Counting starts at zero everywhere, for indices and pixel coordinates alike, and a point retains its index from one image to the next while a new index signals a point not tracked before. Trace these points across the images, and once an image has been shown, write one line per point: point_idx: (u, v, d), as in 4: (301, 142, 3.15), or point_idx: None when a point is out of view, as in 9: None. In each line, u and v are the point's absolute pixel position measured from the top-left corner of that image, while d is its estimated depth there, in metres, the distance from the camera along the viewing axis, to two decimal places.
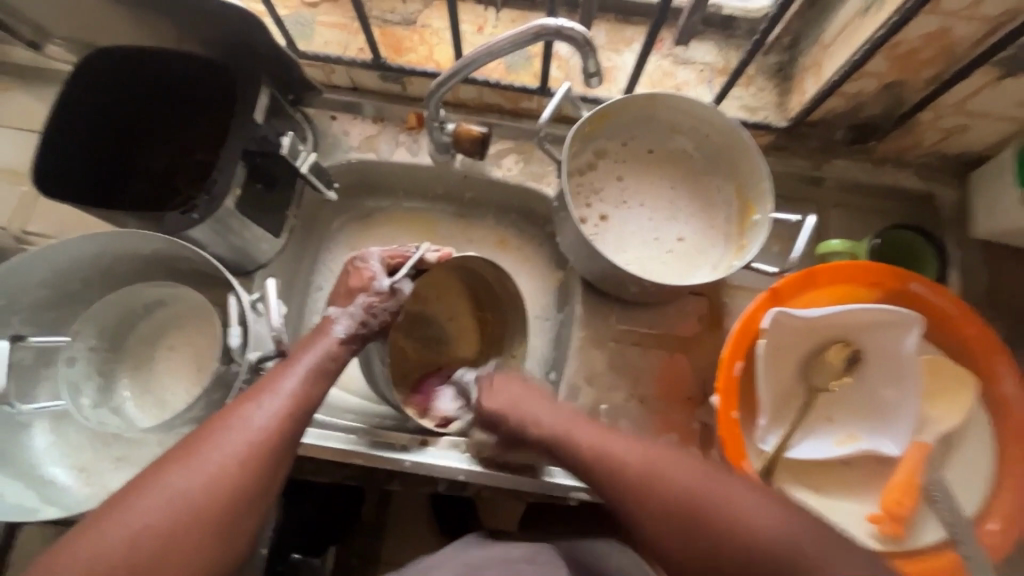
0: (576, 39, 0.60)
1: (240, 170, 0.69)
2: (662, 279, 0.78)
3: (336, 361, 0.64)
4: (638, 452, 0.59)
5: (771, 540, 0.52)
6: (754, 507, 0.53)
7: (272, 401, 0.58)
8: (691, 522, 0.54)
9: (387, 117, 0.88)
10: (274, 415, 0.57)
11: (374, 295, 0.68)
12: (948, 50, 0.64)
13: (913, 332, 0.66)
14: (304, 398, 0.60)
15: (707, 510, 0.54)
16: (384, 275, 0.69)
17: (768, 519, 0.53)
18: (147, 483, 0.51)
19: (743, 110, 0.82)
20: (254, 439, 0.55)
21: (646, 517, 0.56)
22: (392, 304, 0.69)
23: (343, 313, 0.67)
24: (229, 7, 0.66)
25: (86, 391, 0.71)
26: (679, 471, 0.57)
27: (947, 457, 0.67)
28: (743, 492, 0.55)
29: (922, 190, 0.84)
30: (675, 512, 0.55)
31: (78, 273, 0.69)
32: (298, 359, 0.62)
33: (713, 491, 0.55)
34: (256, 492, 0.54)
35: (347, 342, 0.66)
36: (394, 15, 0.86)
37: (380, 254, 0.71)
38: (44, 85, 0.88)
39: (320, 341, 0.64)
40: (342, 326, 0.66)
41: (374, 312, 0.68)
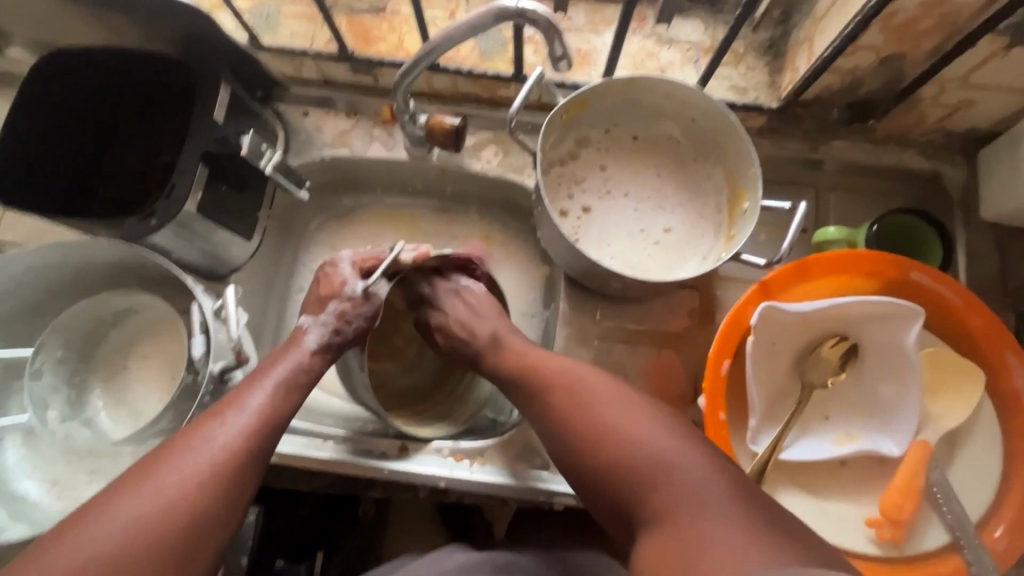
0: (539, 22, 0.56)
1: (201, 172, 0.66)
2: (647, 273, 0.75)
3: (306, 373, 0.63)
4: (575, 366, 0.61)
5: (647, 461, 0.51)
6: (649, 431, 0.53)
7: (240, 415, 0.55)
8: (584, 429, 0.56)
9: (360, 111, 0.84)
10: (243, 430, 0.54)
11: (346, 300, 0.67)
12: (950, 18, 0.59)
13: (915, 323, 0.61)
14: (275, 413, 0.57)
15: (609, 422, 0.55)
16: (356, 278, 0.68)
17: (654, 438, 0.52)
18: (93, 513, 0.46)
19: (732, 91, 0.77)
20: (221, 456, 0.52)
21: (559, 411, 0.58)
22: (368, 308, 0.68)
23: (316, 322, 0.66)
24: (179, 1, 0.63)
25: (54, 405, 0.68)
26: (605, 390, 0.58)
27: (950, 456, 0.64)
28: (645, 423, 0.54)
29: (926, 170, 0.78)
30: (585, 420, 0.56)
31: (41, 284, 0.68)
32: (266, 374, 0.60)
33: (618, 416, 0.55)
34: (221, 514, 0.50)
35: (320, 352, 0.64)
36: (362, 3, 0.82)
37: (351, 258, 0.70)
38: (9, 90, 0.86)
39: (290, 354, 0.63)
40: (315, 335, 0.65)
41: (349, 319, 0.67)
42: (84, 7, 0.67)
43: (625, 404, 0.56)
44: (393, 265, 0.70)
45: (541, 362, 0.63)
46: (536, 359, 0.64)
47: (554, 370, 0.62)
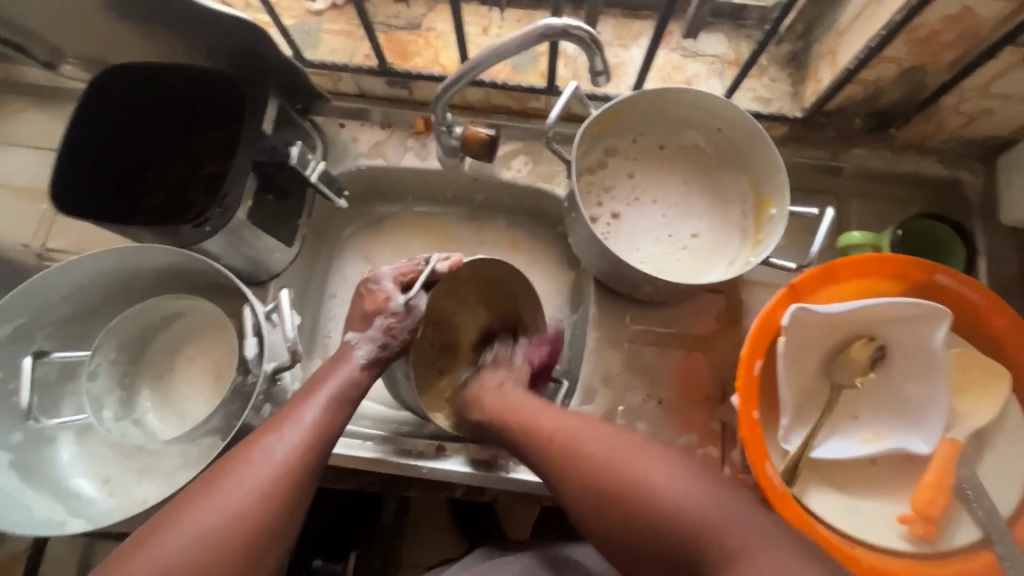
0: (580, 36, 0.59)
1: (250, 182, 0.69)
2: (677, 277, 0.77)
3: (353, 390, 0.64)
4: (574, 424, 0.61)
5: (684, 513, 0.50)
6: (679, 484, 0.52)
7: (295, 429, 0.58)
8: (615, 489, 0.54)
9: (394, 122, 0.87)
10: (296, 445, 0.56)
11: (393, 316, 0.68)
12: (971, 31, 0.62)
13: (943, 325, 0.63)
14: (324, 427, 0.59)
15: (633, 477, 0.53)
16: (399, 292, 0.69)
17: (688, 493, 0.51)
18: (167, 526, 0.49)
19: (756, 102, 0.80)
20: (276, 470, 0.54)
21: (579, 473, 0.56)
22: (411, 323, 0.69)
23: (363, 337, 0.68)
24: (235, 21, 0.66)
25: (108, 405, 0.71)
26: (614, 446, 0.57)
27: (978, 454, 0.65)
28: (669, 470, 0.53)
29: (945, 177, 0.81)
30: (607, 484, 0.54)
31: (98, 289, 0.71)
32: (317, 391, 0.62)
33: (647, 466, 0.54)
34: (280, 528, 0.53)
35: (368, 367, 0.66)
36: (399, 20, 0.86)
37: (392, 274, 0.71)
38: (60, 105, 0.91)
39: (339, 370, 0.65)
40: (364, 350, 0.67)
41: (395, 333, 0.68)
42: (143, 26, 0.71)
43: (640, 451, 0.56)
44: (431, 277, 0.71)
45: (540, 416, 0.64)
46: (536, 420, 0.64)
47: (556, 431, 0.61)
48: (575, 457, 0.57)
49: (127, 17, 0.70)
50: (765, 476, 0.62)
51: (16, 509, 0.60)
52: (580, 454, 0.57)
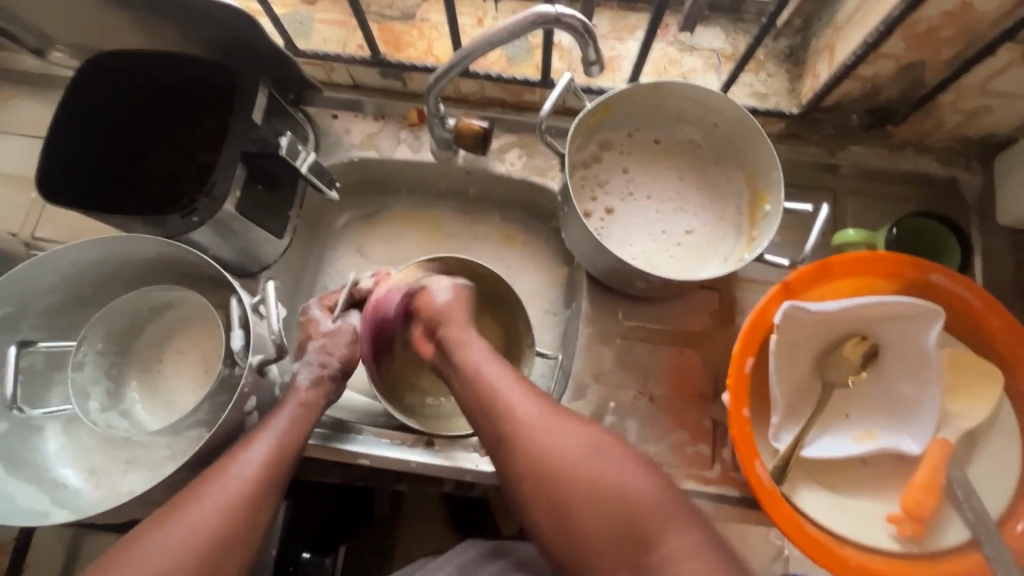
0: (574, 26, 0.58)
1: (239, 172, 0.68)
2: (670, 273, 0.76)
3: (313, 409, 0.66)
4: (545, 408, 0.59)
5: (642, 510, 0.52)
6: (636, 481, 0.54)
7: (253, 450, 0.59)
8: (584, 486, 0.54)
9: (387, 114, 0.87)
10: (259, 463, 0.58)
11: (325, 336, 0.72)
12: (970, 27, 0.61)
13: (936, 324, 0.62)
14: (285, 445, 0.61)
15: (602, 479, 0.54)
16: (328, 317, 0.74)
17: (637, 489, 0.54)
18: (130, 549, 0.50)
19: (753, 97, 0.79)
20: (242, 487, 0.56)
21: (551, 457, 0.56)
22: (345, 336, 0.72)
23: (301, 364, 0.69)
24: (223, 9, 0.65)
25: (94, 395, 0.70)
26: (588, 444, 0.56)
27: (969, 454, 0.65)
28: (630, 469, 0.55)
29: (942, 176, 0.80)
30: (576, 483, 0.54)
31: (86, 279, 0.70)
32: (273, 415, 0.63)
33: (607, 462, 0.55)
34: (240, 542, 0.54)
35: (313, 387, 0.67)
36: (393, 10, 0.85)
37: (318, 302, 0.75)
38: (51, 92, 0.90)
39: (290, 395, 0.65)
40: (305, 374, 0.68)
41: (330, 350, 0.70)
42: (132, 14, 0.70)
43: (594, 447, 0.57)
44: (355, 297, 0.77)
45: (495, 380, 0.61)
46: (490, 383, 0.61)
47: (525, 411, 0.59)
48: (531, 439, 0.57)
49: (115, 3, 0.69)
50: (755, 473, 0.62)
51: (1, 499, 0.59)
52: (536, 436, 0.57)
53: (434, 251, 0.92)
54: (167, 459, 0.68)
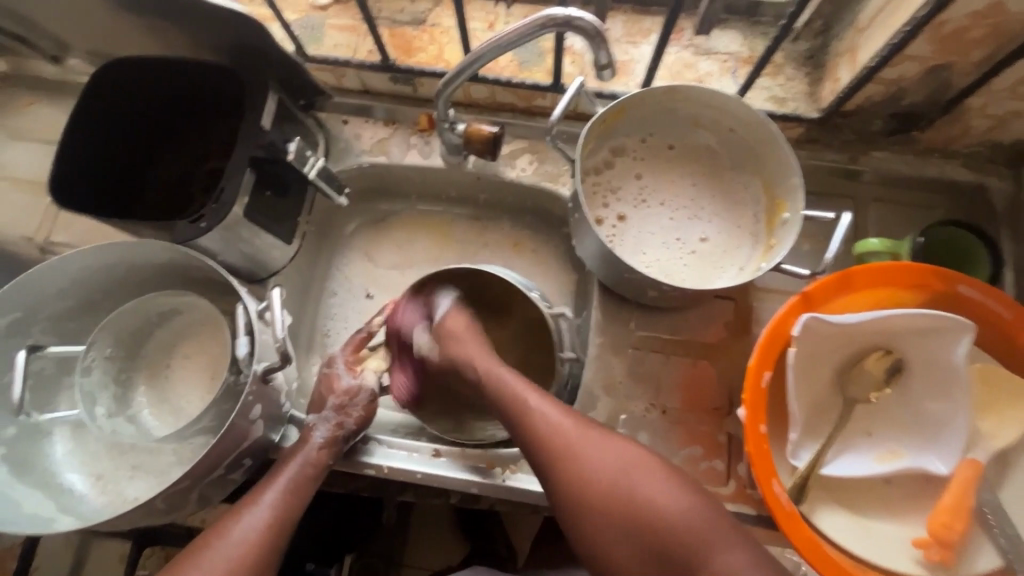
0: (586, 29, 0.57)
1: (248, 177, 0.68)
2: (683, 282, 0.74)
3: (318, 472, 0.65)
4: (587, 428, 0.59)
5: (684, 525, 0.52)
6: (676, 496, 0.53)
7: (256, 512, 0.60)
8: (630, 492, 0.54)
9: (398, 120, 0.86)
10: (261, 525, 0.59)
11: (344, 394, 0.69)
12: (1002, 28, 0.58)
13: (965, 340, 0.59)
14: (287, 507, 0.61)
15: (646, 492, 0.54)
16: (351, 373, 0.71)
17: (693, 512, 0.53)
18: None
19: (771, 102, 0.77)
20: (239, 552, 0.57)
21: (602, 467, 0.55)
22: (365, 395, 0.70)
23: (320, 419, 0.67)
24: (233, 14, 0.65)
25: (102, 400, 0.70)
26: (633, 455, 0.56)
27: (1001, 475, 0.61)
28: (671, 487, 0.54)
29: (970, 183, 0.77)
30: (625, 478, 0.54)
31: (95, 284, 0.70)
32: (279, 471, 0.63)
33: (654, 489, 0.54)
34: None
35: (327, 445, 0.66)
36: (404, 15, 0.84)
37: (344, 353, 0.73)
38: (67, 98, 0.91)
39: (300, 450, 0.65)
40: (321, 431, 0.66)
41: (348, 410, 0.68)
42: (144, 20, 0.70)
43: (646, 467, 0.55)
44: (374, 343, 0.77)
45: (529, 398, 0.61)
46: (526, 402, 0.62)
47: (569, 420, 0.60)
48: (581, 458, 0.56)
49: (128, 10, 0.69)
50: (773, 494, 0.59)
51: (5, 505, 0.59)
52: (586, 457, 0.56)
53: (443, 257, 0.91)
54: (174, 466, 0.69)
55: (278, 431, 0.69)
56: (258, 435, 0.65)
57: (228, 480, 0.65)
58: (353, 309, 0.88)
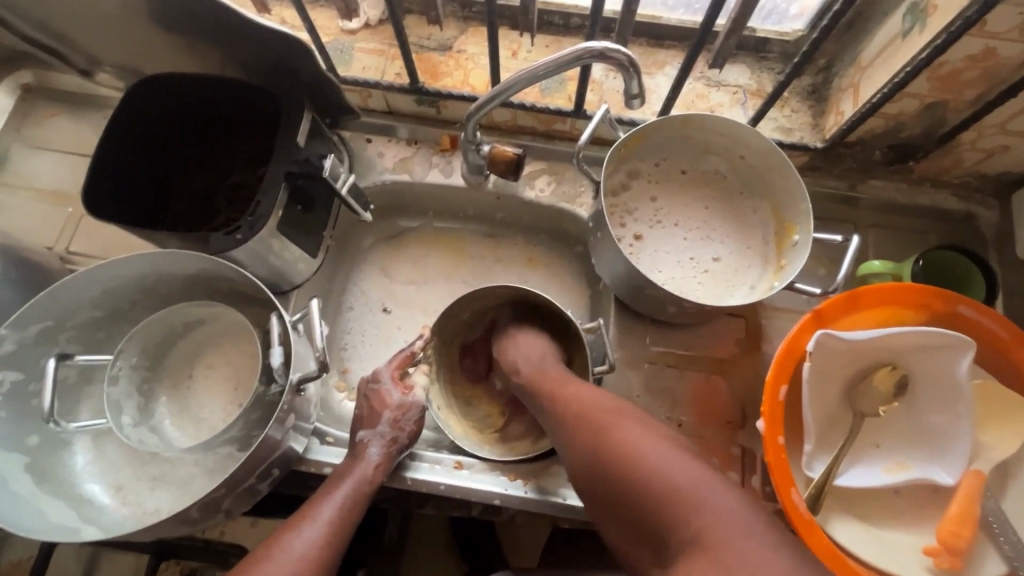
0: (618, 60, 0.61)
1: (282, 193, 0.70)
2: (698, 299, 0.77)
3: (372, 489, 0.66)
4: (587, 401, 0.61)
5: (669, 482, 0.48)
6: (667, 455, 0.51)
7: (313, 527, 0.61)
8: (609, 457, 0.53)
9: (420, 139, 0.89)
10: (319, 542, 0.60)
11: (397, 409, 0.71)
12: (993, 70, 0.63)
13: (967, 356, 0.63)
14: (344, 522, 0.63)
15: (624, 448, 0.53)
16: (399, 387, 0.73)
17: (675, 467, 0.49)
18: None
19: (778, 132, 0.82)
20: (301, 567, 0.57)
21: (582, 443, 0.57)
22: (416, 411, 0.72)
23: (374, 433, 0.69)
24: (280, 37, 0.67)
25: (128, 410, 0.69)
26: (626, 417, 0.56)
27: (1002, 486, 0.65)
28: (665, 445, 0.52)
29: (960, 211, 0.82)
30: (599, 442, 0.55)
31: (126, 293, 0.71)
32: (336, 486, 0.65)
33: (645, 442, 0.52)
34: None
35: (382, 463, 0.67)
36: (430, 41, 0.88)
37: (389, 368, 0.74)
38: (92, 110, 0.92)
39: (356, 468, 0.66)
40: (377, 447, 0.68)
41: (402, 425, 0.70)
42: (185, 39, 0.73)
43: (651, 431, 0.54)
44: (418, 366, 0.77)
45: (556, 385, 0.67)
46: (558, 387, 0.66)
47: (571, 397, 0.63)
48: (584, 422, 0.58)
49: (169, 28, 0.71)
50: (792, 502, 0.62)
51: (29, 516, 0.59)
52: (588, 421, 0.58)
53: (460, 273, 0.93)
54: (196, 477, 0.68)
55: (302, 443, 0.70)
56: (287, 446, 0.66)
57: (255, 491, 0.65)
58: (372, 324, 0.89)
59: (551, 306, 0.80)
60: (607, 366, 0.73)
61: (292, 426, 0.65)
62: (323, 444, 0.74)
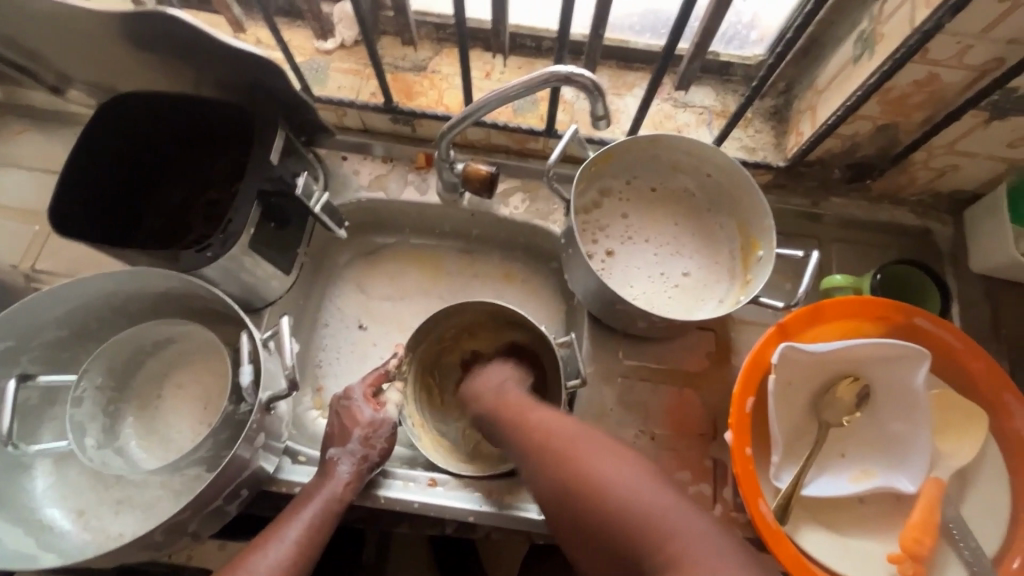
0: (583, 83, 0.63)
1: (255, 210, 0.70)
2: (668, 313, 0.79)
3: (341, 508, 0.65)
4: (547, 427, 0.62)
5: (641, 512, 0.50)
6: (626, 477, 0.52)
7: (278, 548, 0.61)
8: (571, 482, 0.54)
9: (396, 157, 0.90)
10: (284, 562, 0.60)
11: (368, 426, 0.70)
12: (938, 95, 0.67)
13: (923, 366, 0.65)
14: (311, 542, 0.63)
15: (585, 475, 0.54)
16: (371, 404, 0.72)
17: (640, 494, 0.51)
18: None
19: (742, 151, 0.85)
20: None
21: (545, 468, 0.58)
22: (387, 428, 0.71)
23: (343, 451, 0.68)
24: (252, 57, 0.68)
25: (92, 432, 0.69)
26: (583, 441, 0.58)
27: (962, 493, 0.67)
28: (622, 466, 0.54)
29: (917, 226, 0.85)
30: (562, 472, 0.56)
31: (92, 312, 0.70)
32: (303, 505, 0.64)
33: (604, 466, 0.54)
34: None
35: (352, 481, 0.67)
36: (405, 62, 0.89)
37: (361, 385, 0.73)
38: (63, 127, 0.91)
39: (325, 486, 0.66)
40: (346, 465, 0.67)
41: (372, 442, 0.69)
42: (157, 58, 0.73)
43: (607, 452, 0.56)
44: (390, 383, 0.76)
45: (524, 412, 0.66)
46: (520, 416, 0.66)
47: (536, 425, 0.63)
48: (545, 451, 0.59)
49: (140, 47, 0.71)
50: (760, 513, 0.63)
51: None
52: (550, 448, 0.59)
53: (436, 289, 0.93)
54: (163, 499, 0.67)
55: (273, 462, 0.69)
56: (257, 465, 0.65)
57: (223, 512, 0.64)
58: (348, 341, 0.89)
59: (527, 322, 0.80)
60: (579, 380, 0.74)
61: (262, 445, 0.65)
62: (295, 463, 0.73)
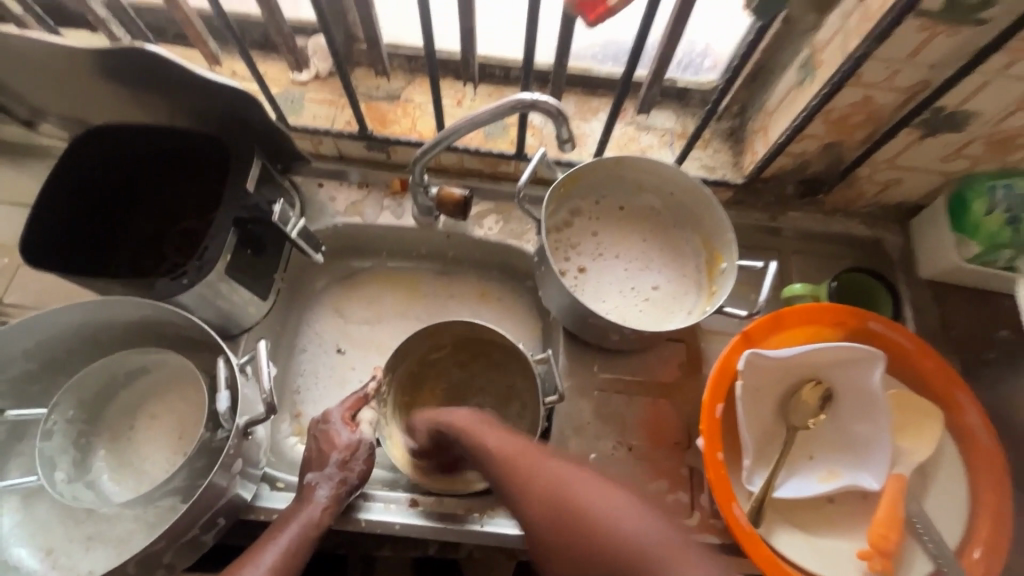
0: (547, 109, 0.66)
1: (231, 237, 0.71)
2: (640, 326, 0.82)
3: (318, 533, 0.65)
4: (527, 457, 0.58)
5: (632, 539, 0.46)
6: (615, 508, 0.49)
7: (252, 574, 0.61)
8: (562, 513, 0.51)
9: (371, 182, 0.92)
10: None
11: (346, 449, 0.70)
12: (874, 115, 0.73)
13: (878, 366, 0.69)
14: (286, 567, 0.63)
15: (575, 507, 0.51)
16: (350, 428, 0.72)
17: (634, 524, 0.47)
18: None
19: (702, 169, 0.89)
20: None
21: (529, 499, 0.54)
22: (366, 450, 0.71)
23: (321, 476, 0.68)
24: (228, 89, 0.70)
25: (62, 466, 0.68)
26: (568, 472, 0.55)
27: (923, 488, 0.70)
28: (610, 495, 0.51)
29: (869, 237, 0.91)
30: (551, 502, 0.52)
31: (63, 343, 0.69)
32: (280, 531, 0.64)
33: (592, 498, 0.51)
34: None
35: (330, 506, 0.66)
36: (379, 92, 0.92)
37: (340, 409, 0.74)
38: (34, 159, 0.91)
39: (302, 511, 0.66)
40: (325, 489, 0.67)
41: (351, 466, 0.69)
42: (132, 91, 0.74)
43: (601, 484, 0.52)
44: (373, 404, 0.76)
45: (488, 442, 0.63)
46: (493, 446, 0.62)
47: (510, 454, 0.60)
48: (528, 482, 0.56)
49: (115, 80, 0.72)
50: (733, 515, 0.65)
51: None
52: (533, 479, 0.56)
53: (414, 310, 0.94)
54: (135, 532, 0.66)
55: (251, 489, 0.68)
56: (234, 492, 0.64)
57: (199, 543, 0.63)
58: (326, 365, 0.89)
59: (505, 339, 0.82)
60: (557, 396, 0.76)
61: (238, 472, 0.64)
62: (273, 490, 0.73)
